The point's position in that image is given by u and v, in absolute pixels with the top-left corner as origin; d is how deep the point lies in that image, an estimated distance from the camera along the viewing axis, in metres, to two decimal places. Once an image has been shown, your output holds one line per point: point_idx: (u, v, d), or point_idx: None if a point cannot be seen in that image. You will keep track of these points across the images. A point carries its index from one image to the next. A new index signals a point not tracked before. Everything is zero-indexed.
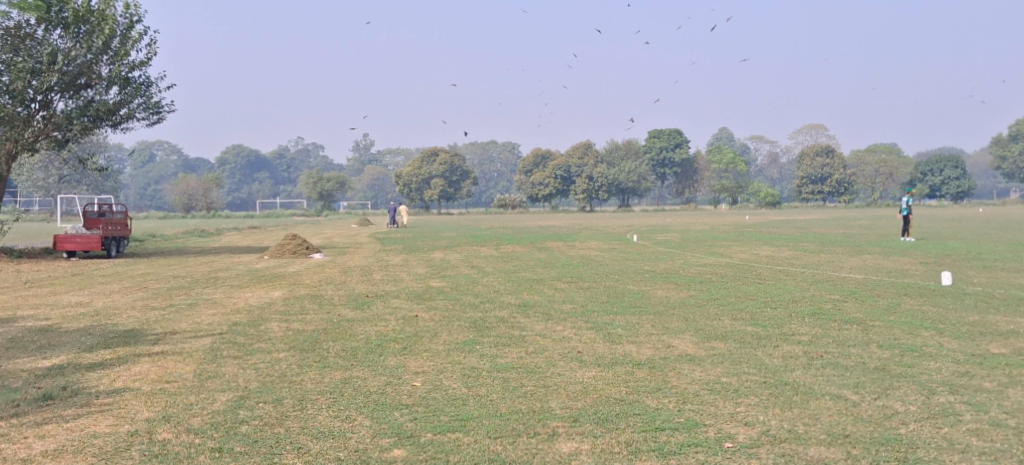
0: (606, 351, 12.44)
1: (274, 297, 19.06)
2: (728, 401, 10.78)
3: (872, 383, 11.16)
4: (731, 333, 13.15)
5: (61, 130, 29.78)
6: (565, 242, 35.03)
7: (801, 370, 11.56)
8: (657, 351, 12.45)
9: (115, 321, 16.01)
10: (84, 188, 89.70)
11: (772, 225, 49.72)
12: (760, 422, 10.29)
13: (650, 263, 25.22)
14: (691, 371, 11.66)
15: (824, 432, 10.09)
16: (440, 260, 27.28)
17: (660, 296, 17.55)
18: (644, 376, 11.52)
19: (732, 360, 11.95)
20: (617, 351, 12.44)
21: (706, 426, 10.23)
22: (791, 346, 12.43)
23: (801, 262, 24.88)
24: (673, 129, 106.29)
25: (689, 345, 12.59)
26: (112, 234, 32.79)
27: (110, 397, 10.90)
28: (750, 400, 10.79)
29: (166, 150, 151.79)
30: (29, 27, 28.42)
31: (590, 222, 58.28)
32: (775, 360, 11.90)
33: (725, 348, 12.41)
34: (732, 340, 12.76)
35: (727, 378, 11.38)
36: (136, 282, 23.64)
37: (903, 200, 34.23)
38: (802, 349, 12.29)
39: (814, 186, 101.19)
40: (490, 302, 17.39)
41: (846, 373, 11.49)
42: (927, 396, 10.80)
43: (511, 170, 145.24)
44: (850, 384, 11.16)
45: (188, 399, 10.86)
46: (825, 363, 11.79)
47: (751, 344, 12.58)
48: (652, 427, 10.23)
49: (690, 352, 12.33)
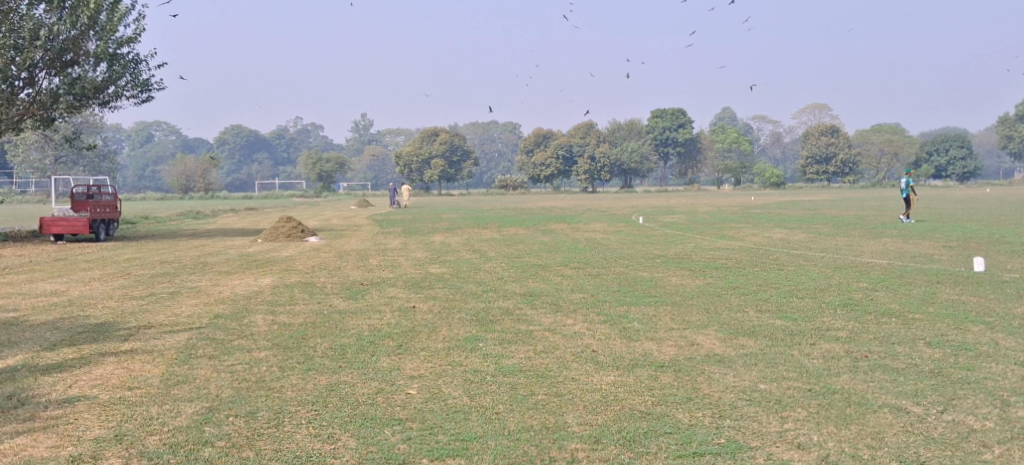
0: (624, 350, 11.30)
1: (263, 286, 17.90)
2: (770, 415, 9.66)
3: (932, 392, 10.02)
4: (759, 327, 12.00)
5: (47, 109, 28.59)
6: (568, 224, 33.82)
7: (847, 376, 10.43)
8: (680, 350, 11.32)
9: (88, 313, 14.92)
10: (81, 169, 88.47)
11: (779, 206, 48.61)
12: (815, 445, 9.17)
13: (660, 247, 24.08)
14: (723, 376, 10.51)
15: (892, 458, 8.96)
16: (441, 242, 26.17)
17: (675, 284, 16.36)
18: (670, 382, 10.38)
19: (765, 362, 10.81)
20: (637, 350, 11.29)
21: (752, 450, 9.10)
22: (830, 344, 11.31)
23: (817, 246, 23.67)
24: (676, 109, 104.94)
25: (715, 343, 11.46)
26: (102, 217, 31.63)
27: (59, 409, 9.78)
28: (795, 414, 9.66)
29: (165, 131, 150.01)
30: (12, 2, 27.20)
31: (593, 204, 56.97)
32: (813, 362, 10.78)
33: (755, 347, 11.27)
34: (763, 336, 11.62)
35: (764, 385, 10.24)
36: (121, 268, 22.52)
37: (903, 181, 32.67)
38: (843, 348, 11.18)
39: (818, 166, 99.67)
40: (494, 291, 16.20)
41: (900, 378, 10.35)
42: (1002, 409, 9.68)
43: (512, 151, 143.82)
44: (907, 393, 10.02)
45: (149, 412, 9.72)
46: (872, 366, 10.66)
47: (784, 341, 11.44)
48: (687, 451, 9.10)
49: (717, 351, 11.18)
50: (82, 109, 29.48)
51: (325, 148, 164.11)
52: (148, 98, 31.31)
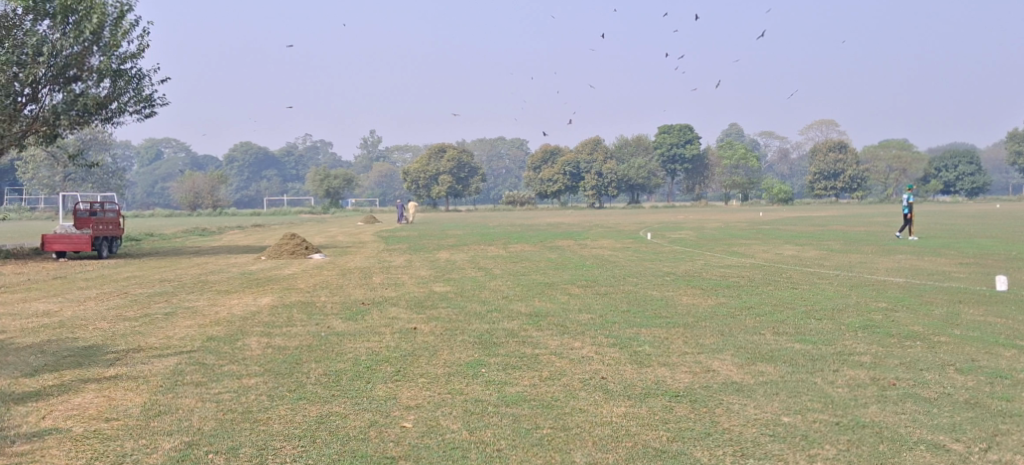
0: (635, 377, 10.71)
1: (261, 306, 17.31)
2: (797, 453, 9.15)
3: (972, 427, 9.48)
4: (777, 351, 11.40)
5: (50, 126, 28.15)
6: (575, 240, 33.21)
7: (875, 407, 9.88)
8: (695, 377, 10.74)
9: (77, 335, 14.39)
10: (90, 185, 88.09)
11: (788, 222, 48.02)
12: None
13: (670, 264, 23.47)
14: (742, 407, 9.94)
15: None
16: (446, 260, 25.60)
17: (686, 304, 15.75)
18: (686, 414, 9.82)
19: (787, 391, 10.24)
20: (648, 377, 10.70)
21: None
22: (854, 370, 10.74)
23: (829, 263, 23.09)
24: (684, 125, 104.11)
25: (732, 369, 10.87)
26: (104, 234, 31.12)
27: (27, 444, 9.40)
28: (825, 452, 9.16)
29: (174, 148, 149.77)
30: (15, 18, 26.79)
31: (601, 220, 56.39)
32: (837, 392, 10.21)
33: (776, 374, 10.67)
34: (782, 361, 11.02)
35: (788, 418, 9.70)
36: (118, 287, 21.99)
37: (903, 197, 32.05)
38: (868, 375, 10.62)
39: (827, 182, 99.13)
40: (498, 311, 15.61)
41: (933, 410, 9.80)
42: None
43: (519, 167, 143.32)
44: (944, 427, 9.48)
45: (122, 448, 9.34)
46: (902, 395, 10.11)
47: (805, 367, 10.85)
48: None
49: (736, 379, 10.60)
50: (85, 125, 29.04)
51: (333, 164, 163.82)
52: (151, 113, 30.84)
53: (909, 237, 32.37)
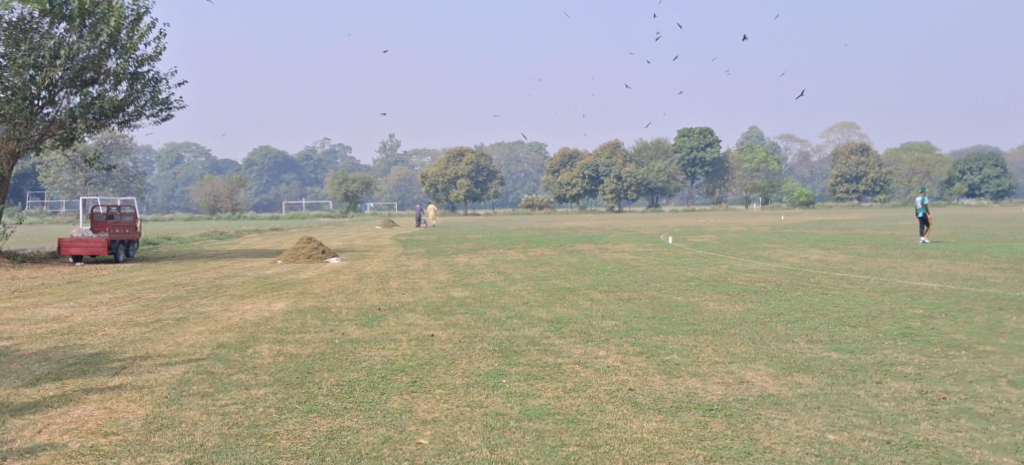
0: (664, 389, 10.19)
1: (275, 312, 16.82)
2: None
3: None
4: (814, 361, 10.90)
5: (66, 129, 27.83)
6: (596, 244, 32.60)
7: (927, 424, 9.40)
8: (727, 389, 10.22)
9: (84, 342, 13.96)
10: (111, 189, 88.29)
11: (812, 225, 47.28)
12: None
13: (694, 269, 22.85)
14: (782, 422, 9.47)
15: None
16: (464, 264, 25.03)
17: (714, 311, 15.13)
18: (722, 431, 9.34)
19: (830, 405, 9.77)
20: (678, 389, 10.20)
21: None
22: (899, 382, 10.24)
23: (858, 267, 22.45)
24: (704, 128, 103.52)
25: (767, 380, 10.35)
26: (121, 237, 30.68)
27: (20, 460, 9.10)
28: None
29: (195, 153, 149.83)
30: (32, 21, 26.50)
31: (621, 223, 55.75)
32: (884, 406, 9.72)
33: (815, 385, 10.19)
34: (820, 372, 10.51)
35: (833, 436, 9.22)
36: (131, 292, 21.55)
37: (919, 199, 31.24)
38: (915, 388, 10.12)
39: (849, 185, 98.26)
40: (518, 317, 15.03)
41: (991, 427, 9.33)
42: None
43: (539, 171, 142.87)
44: (1006, 448, 9.03)
45: None
46: (954, 410, 9.63)
47: (846, 379, 10.35)
48: None
49: (772, 390, 10.12)
50: (101, 129, 28.72)
51: (352, 167, 163.83)
52: (168, 116, 30.47)
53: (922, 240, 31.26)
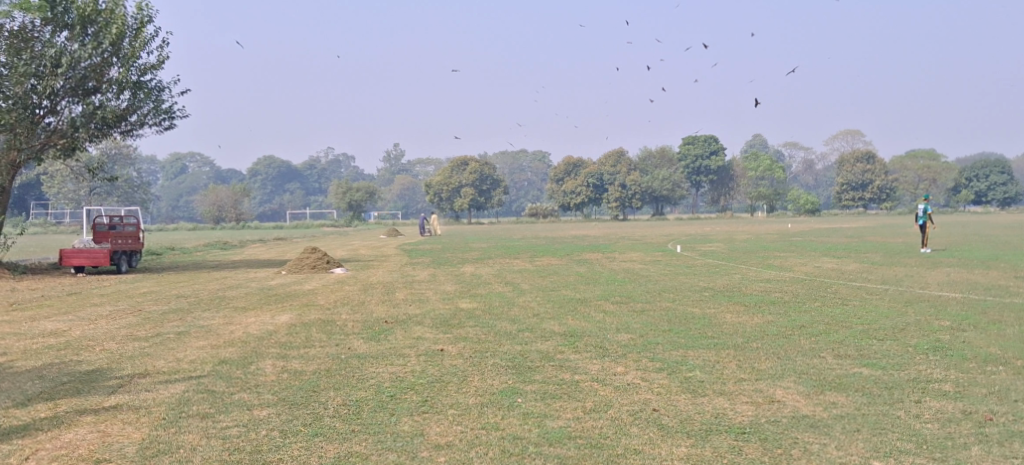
0: (691, 410, 10.14)
1: (279, 325, 16.29)
2: None
3: None
4: (846, 378, 10.89)
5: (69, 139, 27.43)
6: (604, 254, 32.14)
7: (978, 448, 9.39)
8: (758, 409, 10.22)
9: (81, 358, 13.53)
10: (115, 199, 87.98)
11: (820, 233, 46.68)
12: None
13: (707, 278, 22.41)
14: (821, 447, 9.45)
15: None
16: (471, 274, 24.60)
17: (733, 323, 14.66)
18: (757, 457, 9.30)
19: (869, 428, 9.76)
20: (706, 410, 10.14)
21: None
22: (940, 401, 10.26)
23: (874, 277, 21.84)
24: (708, 135, 102.84)
25: (799, 400, 10.35)
26: (123, 248, 30.16)
27: None
28: None
29: (199, 163, 149.38)
30: (34, 30, 26.14)
31: (627, 232, 55.18)
32: (928, 429, 9.73)
33: (850, 406, 10.18)
34: (854, 390, 10.55)
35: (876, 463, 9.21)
36: (132, 304, 21.09)
37: (920, 207, 30.49)
38: (958, 407, 10.14)
39: (854, 193, 97.31)
40: (530, 330, 14.58)
41: None
42: None
43: (542, 179, 142.40)
44: None
45: None
46: (1003, 433, 9.64)
47: (882, 398, 10.37)
48: None
49: (804, 411, 10.10)
50: (104, 138, 28.30)
51: (355, 177, 163.14)
52: (171, 126, 30.04)
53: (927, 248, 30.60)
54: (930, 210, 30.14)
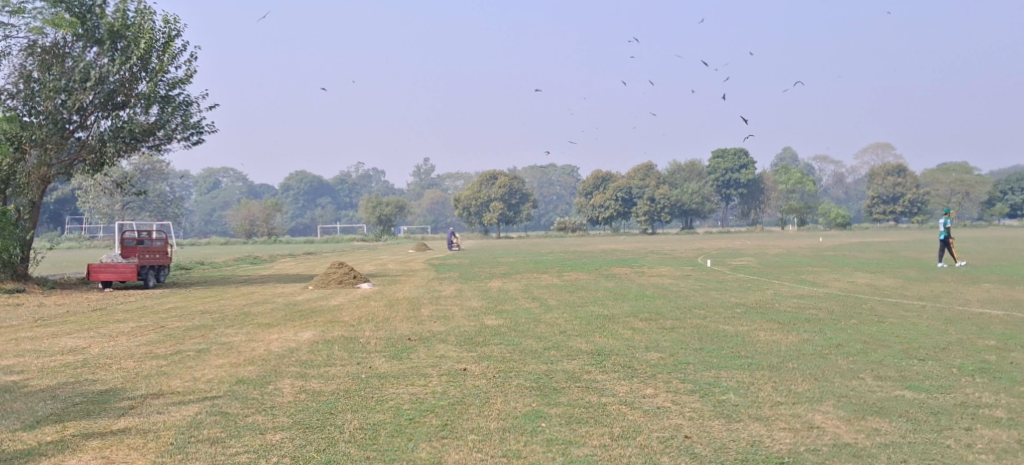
0: (725, 438, 9.75)
1: (301, 342, 15.94)
2: None
3: None
4: (889, 402, 10.45)
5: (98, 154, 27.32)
6: (633, 269, 31.61)
7: None
8: (796, 436, 9.81)
9: (96, 377, 13.25)
10: (148, 214, 88.46)
11: (853, 248, 45.91)
12: None
13: (739, 295, 21.86)
14: None
15: None
16: (498, 290, 24.17)
17: (767, 342, 14.14)
18: None
19: (916, 458, 9.35)
20: (740, 438, 9.74)
21: None
22: (992, 429, 9.82)
23: (911, 293, 21.21)
24: (738, 149, 102.39)
25: (839, 426, 9.93)
26: (150, 263, 29.95)
27: None
28: None
29: (231, 178, 150.03)
30: (65, 46, 26.14)
31: (656, 247, 54.64)
32: (981, 460, 9.31)
33: (894, 433, 9.77)
34: (898, 416, 10.11)
35: None
36: (154, 320, 20.82)
37: (942, 222, 29.92)
38: (1012, 436, 9.70)
39: (885, 206, 96.24)
40: (556, 349, 14.13)
41: None
42: None
43: (571, 194, 142.05)
44: None
45: None
46: None
47: (928, 425, 9.93)
48: None
49: (845, 439, 9.70)
50: (133, 153, 28.16)
51: (384, 191, 163.25)
52: (200, 140, 29.82)
53: (957, 263, 29.91)
54: (952, 224, 29.44)
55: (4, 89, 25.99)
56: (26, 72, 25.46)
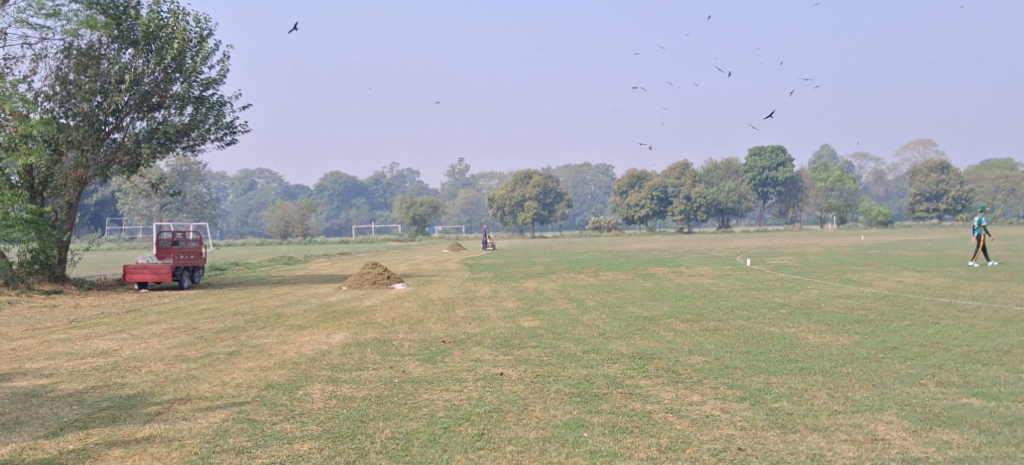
0: (783, 450, 9.48)
1: (332, 345, 15.52)
2: None
3: None
4: (958, 411, 10.13)
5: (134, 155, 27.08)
6: (671, 268, 30.98)
7: None
8: (860, 449, 9.53)
9: (125, 381, 12.91)
10: (185, 215, 88.64)
11: (896, 246, 44.98)
12: None
13: (782, 294, 21.24)
14: None
15: None
16: (534, 290, 23.68)
17: (816, 344, 13.55)
18: None
19: None
20: (799, 450, 9.49)
21: None
22: None
23: (962, 292, 20.48)
24: (776, 146, 101.12)
25: (906, 438, 9.64)
26: (185, 264, 29.68)
27: None
28: None
29: (267, 179, 150.42)
30: (101, 48, 25.85)
31: (694, 246, 53.92)
32: None
33: (966, 446, 9.46)
34: (969, 427, 9.79)
35: None
36: (186, 322, 20.52)
37: (976, 220, 28.96)
38: None
39: (929, 204, 95.06)
40: (595, 352, 13.63)
41: None
42: None
43: (606, 193, 141.39)
44: None
45: None
46: None
47: (1005, 437, 9.60)
48: None
49: (912, 452, 9.42)
50: (167, 154, 27.90)
51: (418, 191, 163.18)
52: (233, 140, 29.54)
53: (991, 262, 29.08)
54: (986, 222, 28.48)
55: (38, 91, 25.76)
56: (62, 75, 25.22)
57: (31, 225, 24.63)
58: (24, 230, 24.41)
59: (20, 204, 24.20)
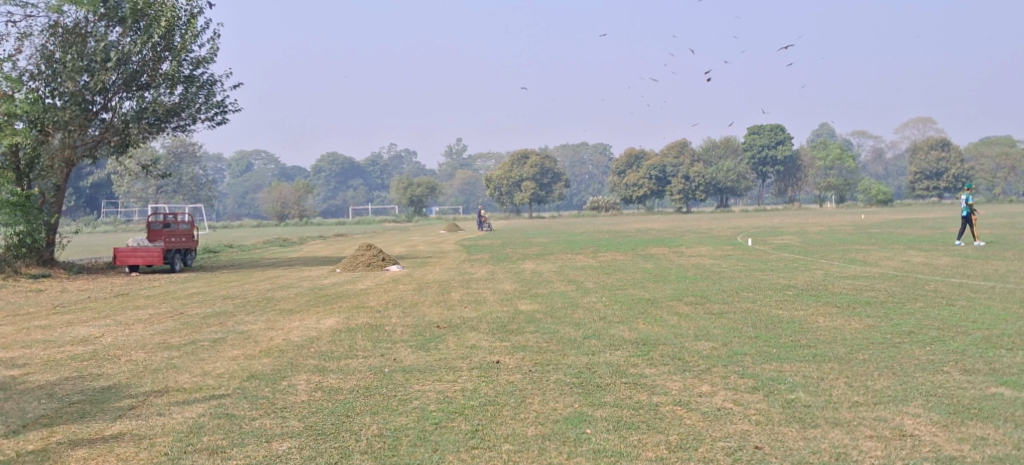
0: (804, 449, 8.96)
1: (322, 331, 14.86)
2: None
3: None
4: (989, 402, 9.65)
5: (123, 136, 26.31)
6: (670, 248, 30.32)
7: None
8: (886, 446, 9.04)
9: (101, 371, 12.25)
10: (181, 197, 87.50)
11: (898, 224, 44.41)
12: None
13: (787, 275, 20.59)
14: None
15: None
16: (532, 272, 23.02)
17: (827, 328, 12.90)
18: None
19: None
20: (820, 448, 8.98)
21: None
22: None
23: (973, 272, 19.83)
24: (775, 125, 100.28)
25: (935, 434, 9.14)
26: (176, 246, 28.97)
27: None
28: None
29: (262, 161, 149.25)
30: (87, 25, 25.07)
31: (693, 225, 53.27)
32: None
33: (1002, 443, 8.97)
34: (1004, 420, 9.30)
35: None
36: (173, 306, 19.84)
37: (964, 197, 28.02)
38: None
39: (929, 182, 94.26)
40: (597, 337, 12.98)
41: None
42: None
43: (604, 173, 140.62)
44: None
45: None
46: None
47: None
48: None
49: (943, 449, 8.94)
50: (157, 134, 27.13)
51: (415, 172, 162.29)
52: (224, 119, 28.75)
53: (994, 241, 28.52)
54: (975, 200, 27.73)
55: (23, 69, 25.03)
56: (48, 54, 24.45)
57: (18, 207, 24.24)
58: (11, 213, 24.08)
59: (8, 188, 23.75)
